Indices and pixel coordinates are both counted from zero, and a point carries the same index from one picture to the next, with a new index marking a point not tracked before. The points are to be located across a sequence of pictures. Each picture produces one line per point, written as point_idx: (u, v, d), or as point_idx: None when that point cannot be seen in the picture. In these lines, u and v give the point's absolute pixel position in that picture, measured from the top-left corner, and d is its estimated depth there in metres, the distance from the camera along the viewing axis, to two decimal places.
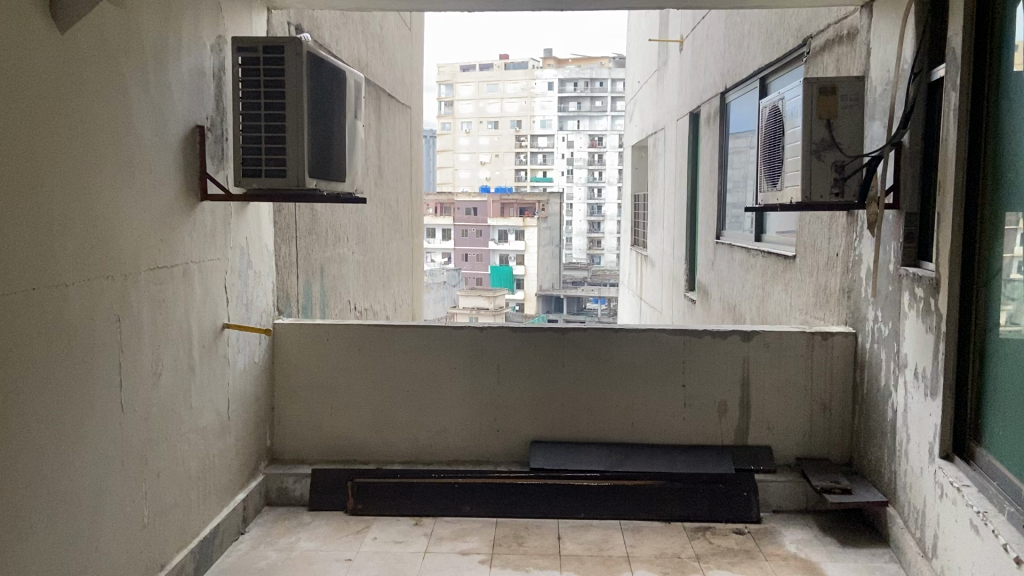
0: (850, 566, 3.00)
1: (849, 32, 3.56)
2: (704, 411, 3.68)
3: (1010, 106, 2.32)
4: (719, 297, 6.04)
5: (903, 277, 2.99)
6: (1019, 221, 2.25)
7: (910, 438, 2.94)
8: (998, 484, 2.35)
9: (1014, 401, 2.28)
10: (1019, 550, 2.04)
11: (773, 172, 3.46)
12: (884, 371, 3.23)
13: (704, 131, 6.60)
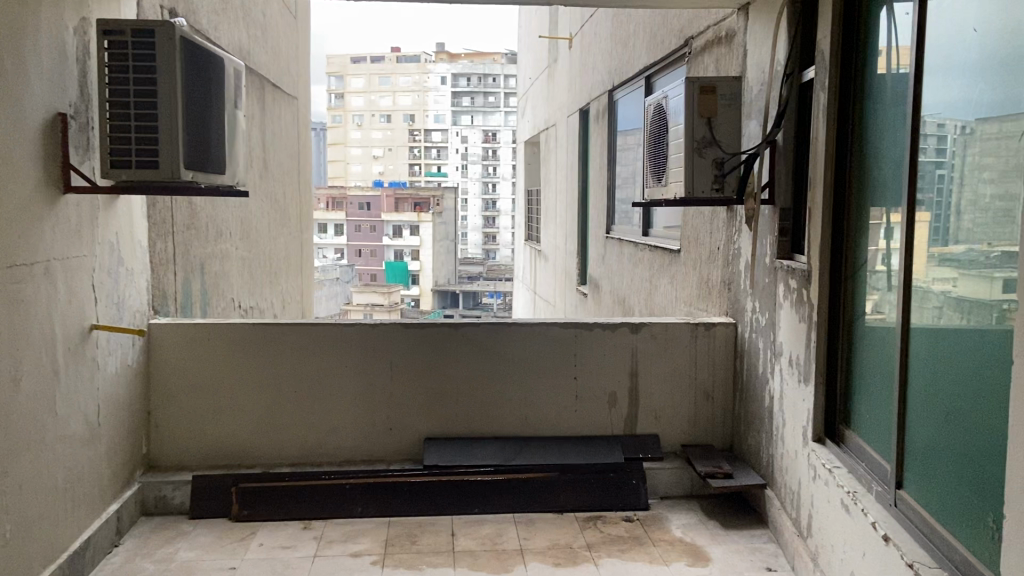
0: (732, 547, 3.13)
1: (726, 34, 3.71)
2: (595, 403, 3.75)
3: (873, 108, 2.47)
4: (609, 290, 6.19)
5: (778, 270, 3.13)
6: (882, 216, 2.39)
7: (786, 422, 3.08)
8: (865, 465, 2.49)
9: (877, 385, 2.43)
10: (887, 527, 2.17)
11: (657, 168, 3.56)
12: (761, 360, 3.39)
13: (593, 128, 6.73)
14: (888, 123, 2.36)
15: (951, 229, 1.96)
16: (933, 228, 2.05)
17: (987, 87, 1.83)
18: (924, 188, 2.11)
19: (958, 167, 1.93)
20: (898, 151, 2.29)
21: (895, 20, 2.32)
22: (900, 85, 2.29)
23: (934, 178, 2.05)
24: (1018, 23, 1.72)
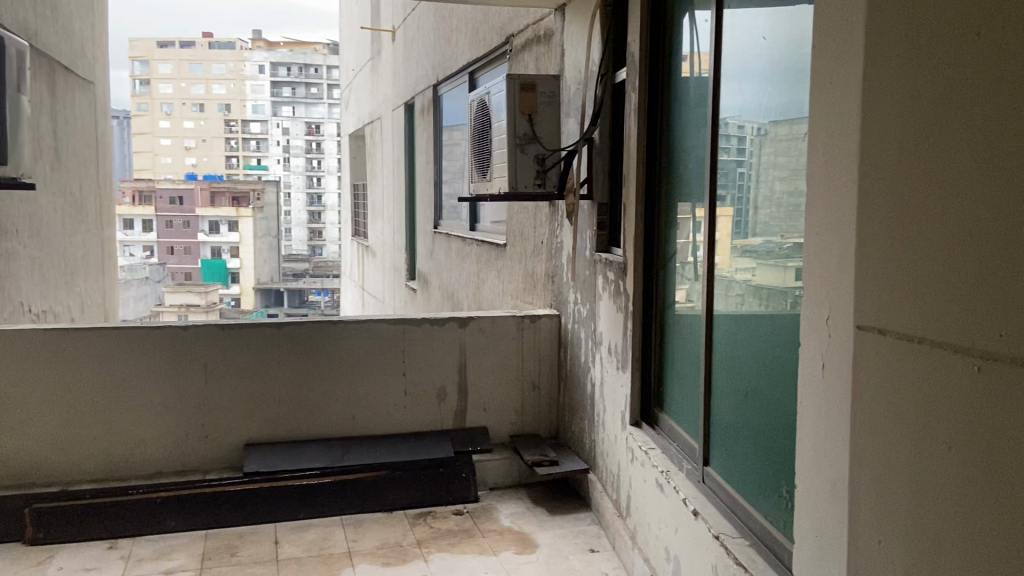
0: (558, 532, 3.23)
1: (545, 33, 3.82)
2: (424, 398, 3.74)
3: (679, 108, 2.62)
4: (438, 285, 6.20)
5: (597, 262, 3.27)
6: (689, 211, 2.55)
7: (606, 408, 3.23)
8: (677, 445, 2.65)
9: (687, 370, 2.60)
10: (696, 503, 2.31)
11: (482, 163, 3.60)
12: (583, 349, 3.52)
13: (418, 122, 6.71)
14: (692, 123, 2.52)
15: (751, 223, 2.12)
16: (735, 222, 2.21)
17: (775, 93, 1.99)
18: (726, 185, 2.27)
19: (755, 165, 2.09)
20: (700, 150, 2.45)
21: (696, 27, 2.47)
22: (702, 89, 2.45)
23: (735, 175, 2.21)
24: (800, 36, 1.89)
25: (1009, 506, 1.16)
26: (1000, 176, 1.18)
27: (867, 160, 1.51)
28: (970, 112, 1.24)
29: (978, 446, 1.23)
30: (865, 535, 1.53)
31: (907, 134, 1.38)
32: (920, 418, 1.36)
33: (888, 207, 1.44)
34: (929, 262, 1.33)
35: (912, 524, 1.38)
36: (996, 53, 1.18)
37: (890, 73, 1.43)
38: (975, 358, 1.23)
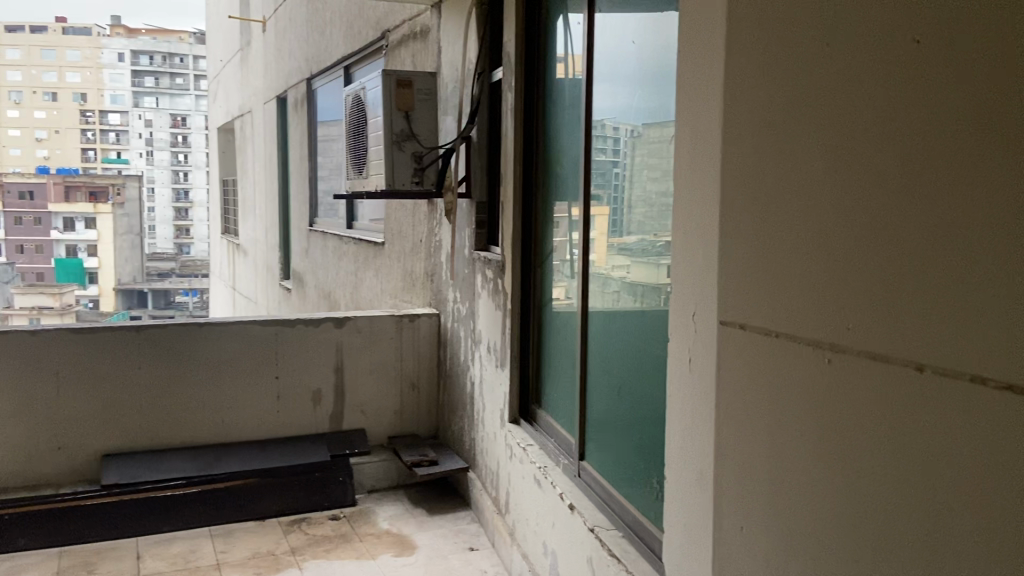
0: (437, 532, 3.22)
1: (421, 30, 3.80)
2: (298, 401, 3.65)
3: (554, 109, 2.66)
4: (314, 285, 6.06)
5: (476, 261, 3.28)
6: (565, 210, 2.59)
7: (485, 406, 3.24)
8: (554, 441, 2.70)
9: (563, 366, 2.64)
10: (572, 497, 2.34)
11: (357, 160, 3.54)
12: (462, 348, 3.52)
13: (291, 116, 6.51)
14: (567, 123, 2.56)
15: (625, 222, 2.17)
16: (611, 220, 2.26)
17: (644, 98, 2.06)
18: (601, 185, 2.32)
19: (629, 165, 2.15)
20: (575, 151, 2.49)
21: (569, 30, 2.52)
22: (575, 90, 2.49)
23: (612, 176, 2.25)
24: (665, 43, 1.97)
25: (855, 490, 1.24)
26: (844, 177, 1.25)
27: (729, 161, 1.57)
28: (819, 118, 1.31)
29: (828, 433, 1.30)
30: (729, 521, 1.60)
31: (766, 138, 1.45)
32: (778, 408, 1.43)
33: (748, 208, 1.52)
34: (785, 260, 1.40)
35: (772, 509, 1.46)
36: (842, 61, 1.25)
37: (747, 81, 1.51)
38: (825, 350, 1.31)
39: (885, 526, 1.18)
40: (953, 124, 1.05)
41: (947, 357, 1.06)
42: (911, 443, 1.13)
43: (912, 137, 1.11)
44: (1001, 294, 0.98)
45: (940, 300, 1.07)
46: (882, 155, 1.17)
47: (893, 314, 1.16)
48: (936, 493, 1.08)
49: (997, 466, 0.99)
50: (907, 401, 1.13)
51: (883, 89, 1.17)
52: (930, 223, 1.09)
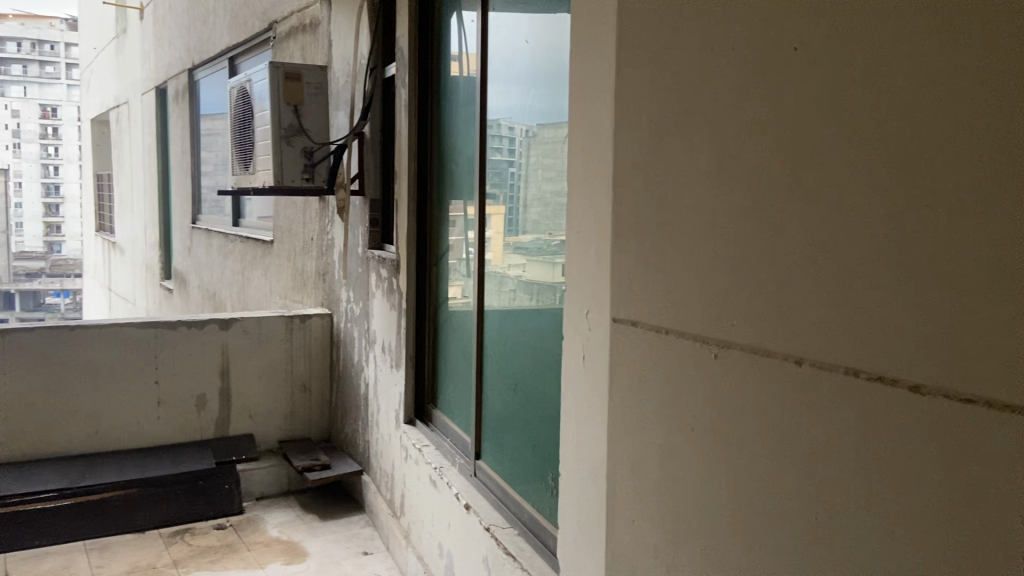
0: (329, 538, 3.14)
1: (310, 22, 3.70)
2: (180, 407, 3.49)
3: (449, 106, 2.64)
4: (197, 284, 5.82)
5: (370, 259, 3.22)
6: (461, 208, 2.57)
7: (380, 407, 3.19)
8: (450, 441, 2.68)
9: (459, 366, 2.62)
10: (467, 496, 2.33)
11: (243, 155, 3.42)
12: (356, 348, 3.45)
13: (171, 108, 6.23)
14: (462, 121, 2.55)
15: (520, 220, 2.18)
16: (507, 219, 2.26)
17: (538, 98, 2.07)
18: (497, 184, 2.32)
19: (524, 165, 2.16)
20: (470, 149, 2.48)
21: (464, 28, 2.50)
22: (469, 88, 2.48)
23: (507, 175, 2.25)
24: (558, 44, 1.98)
25: (740, 481, 1.29)
26: (731, 179, 1.29)
27: (622, 160, 1.60)
28: (705, 120, 1.35)
29: (715, 427, 1.34)
30: (622, 514, 1.63)
31: (656, 139, 1.48)
32: (669, 402, 1.47)
33: (639, 208, 1.55)
34: (675, 259, 1.44)
35: (664, 502, 1.49)
36: (727, 65, 1.29)
37: (636, 83, 1.54)
38: (712, 346, 1.35)
39: (770, 514, 1.22)
40: (828, 129, 1.09)
41: (823, 353, 1.11)
42: (789, 434, 1.18)
43: (791, 141, 1.16)
44: (868, 291, 1.04)
45: (816, 296, 1.12)
46: (762, 158, 1.22)
47: (774, 311, 1.20)
48: (812, 481, 1.14)
49: (866, 455, 1.04)
50: (786, 394, 1.18)
51: (764, 95, 1.21)
52: (808, 223, 1.13)
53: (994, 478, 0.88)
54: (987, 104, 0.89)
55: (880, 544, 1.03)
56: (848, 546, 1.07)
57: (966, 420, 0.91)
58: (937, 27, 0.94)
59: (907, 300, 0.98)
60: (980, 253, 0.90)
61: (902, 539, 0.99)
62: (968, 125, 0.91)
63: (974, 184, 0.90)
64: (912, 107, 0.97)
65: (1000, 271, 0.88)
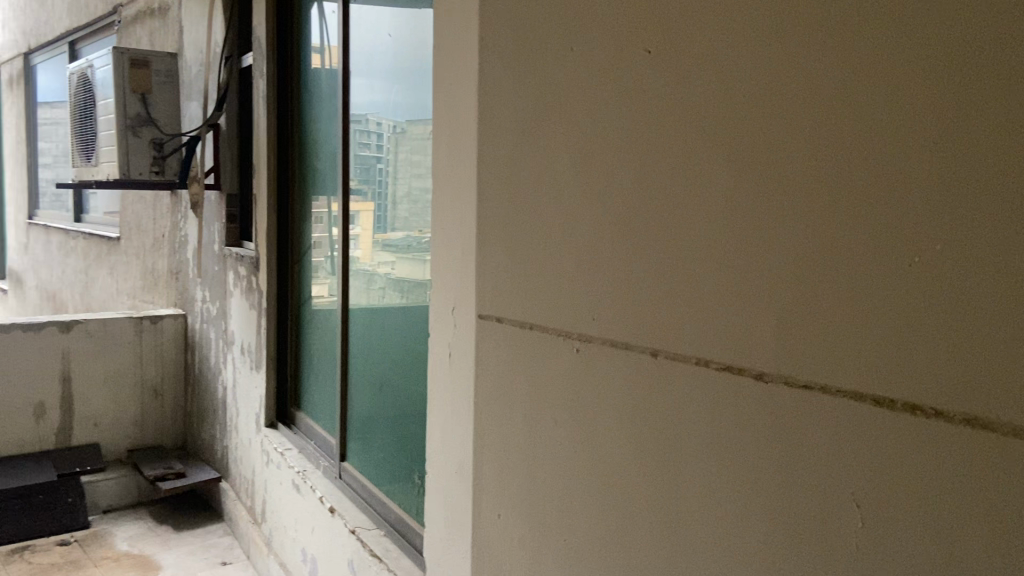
0: (185, 549, 2.99)
1: (159, 7, 3.51)
2: (16, 417, 3.22)
3: (310, 99, 2.58)
4: (34, 285, 5.39)
5: (227, 257, 3.08)
6: (324, 204, 2.51)
7: (239, 411, 3.06)
8: (314, 443, 2.60)
9: (324, 366, 2.55)
10: (332, 499, 2.27)
11: (84, 144, 3.19)
12: (212, 350, 3.31)
13: (4, 94, 5.74)
14: (324, 115, 2.49)
15: (389, 217, 2.14)
16: (377, 216, 2.21)
17: (402, 94, 2.06)
18: (366, 180, 2.26)
19: (392, 162, 2.11)
20: (333, 143, 2.43)
21: (324, 18, 2.44)
22: (331, 81, 2.43)
23: (375, 171, 2.21)
24: (421, 39, 1.97)
25: (602, 471, 1.32)
26: (590, 177, 1.32)
27: (487, 156, 1.61)
28: (567, 118, 1.37)
29: (578, 419, 1.38)
30: (489, 509, 1.64)
31: (520, 137, 1.50)
32: (534, 396, 1.49)
33: (504, 205, 1.56)
34: (540, 254, 1.46)
35: (530, 495, 1.51)
36: (586, 65, 1.33)
37: (499, 81, 1.56)
38: (574, 340, 1.38)
39: (630, 504, 1.27)
40: (683, 127, 1.14)
41: (677, 345, 1.16)
42: (646, 424, 1.22)
43: (647, 138, 1.20)
44: (718, 284, 1.09)
45: (671, 291, 1.17)
46: (621, 156, 1.25)
47: (631, 305, 1.24)
48: (668, 468, 1.18)
49: (717, 441, 1.10)
50: (644, 386, 1.22)
51: (621, 95, 1.25)
52: (662, 221, 1.18)
53: (827, 457, 0.94)
54: (816, 108, 0.95)
55: (731, 524, 1.08)
56: (704, 529, 1.13)
57: (803, 405, 0.97)
58: (774, 35, 1.00)
59: (753, 292, 1.04)
60: (811, 248, 0.96)
61: (750, 518, 1.05)
62: (801, 128, 0.97)
63: (805, 183, 0.96)
64: (754, 112, 1.03)
65: (827, 264, 0.94)
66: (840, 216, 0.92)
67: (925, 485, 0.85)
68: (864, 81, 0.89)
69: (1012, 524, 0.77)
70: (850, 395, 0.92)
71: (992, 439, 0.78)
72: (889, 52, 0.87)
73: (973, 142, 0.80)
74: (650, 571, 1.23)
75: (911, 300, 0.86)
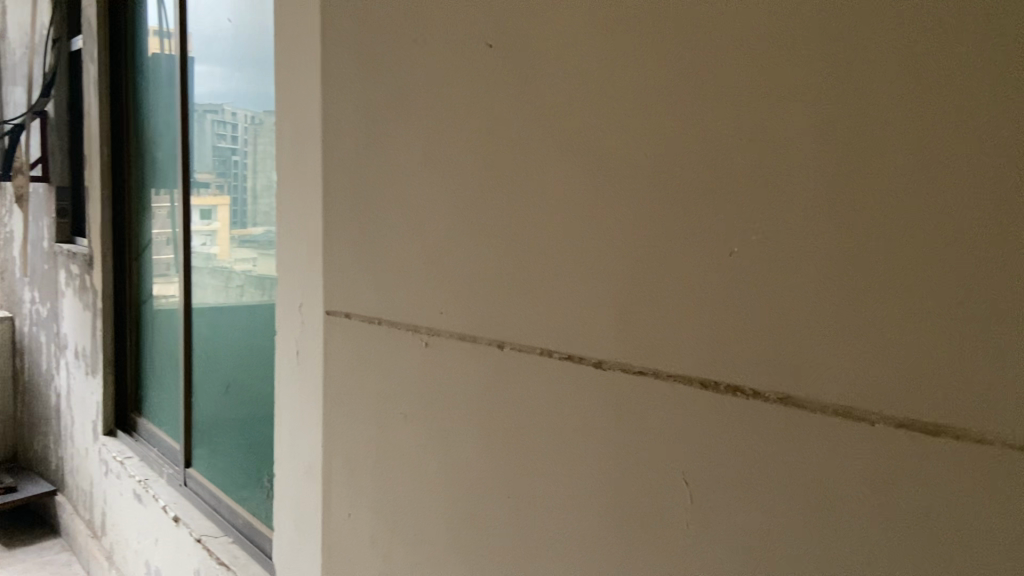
0: (18, 568, 2.79)
1: None
2: None
3: (146, 86, 2.45)
4: None
5: (60, 254, 2.92)
6: (164, 197, 2.39)
7: (74, 420, 2.89)
8: (157, 450, 2.48)
9: (165, 368, 2.43)
10: (176, 508, 2.16)
11: None
12: (44, 355, 3.12)
13: None
14: (162, 102, 2.37)
15: (250, 213, 2.01)
16: (231, 212, 2.09)
17: (244, 81, 1.99)
18: (221, 173, 2.13)
19: (252, 154, 1.98)
20: (171, 133, 2.31)
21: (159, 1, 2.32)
22: (169, 67, 2.32)
23: (231, 164, 2.08)
24: (259, 25, 1.91)
25: (452, 465, 1.32)
26: (437, 170, 1.31)
27: (331, 147, 1.56)
28: (411, 110, 1.36)
29: (429, 415, 1.36)
30: (339, 510, 1.60)
31: (366, 128, 1.47)
32: (384, 393, 1.47)
33: (350, 198, 1.52)
34: (385, 248, 1.43)
35: (381, 493, 1.48)
36: (428, 56, 1.31)
37: (343, 72, 1.52)
38: (423, 335, 1.36)
39: (479, 497, 1.27)
40: (524, 120, 1.14)
41: (522, 338, 1.16)
42: (494, 417, 1.22)
43: (491, 132, 1.20)
44: (558, 277, 1.10)
45: (514, 284, 1.17)
46: (465, 149, 1.25)
47: (473, 297, 1.24)
48: (516, 460, 1.19)
49: (562, 432, 1.10)
50: (492, 379, 1.22)
51: (463, 87, 1.24)
52: (510, 215, 1.17)
53: (653, 442, 0.96)
54: (642, 98, 0.95)
55: (574, 514, 1.10)
56: (548, 519, 1.14)
57: (634, 391, 0.98)
58: (605, 26, 1.01)
59: (588, 283, 1.05)
60: (638, 236, 0.97)
61: (588, 506, 1.07)
62: (628, 118, 0.98)
63: (632, 172, 0.97)
64: (587, 105, 1.04)
65: (654, 252, 0.94)
66: (662, 202, 0.93)
67: (741, 465, 0.86)
68: (682, 67, 0.90)
69: (815, 501, 0.79)
70: (676, 379, 0.92)
71: (800, 416, 0.80)
72: (705, 41, 0.88)
73: (778, 123, 0.80)
74: (500, 563, 1.23)
75: (728, 286, 0.86)
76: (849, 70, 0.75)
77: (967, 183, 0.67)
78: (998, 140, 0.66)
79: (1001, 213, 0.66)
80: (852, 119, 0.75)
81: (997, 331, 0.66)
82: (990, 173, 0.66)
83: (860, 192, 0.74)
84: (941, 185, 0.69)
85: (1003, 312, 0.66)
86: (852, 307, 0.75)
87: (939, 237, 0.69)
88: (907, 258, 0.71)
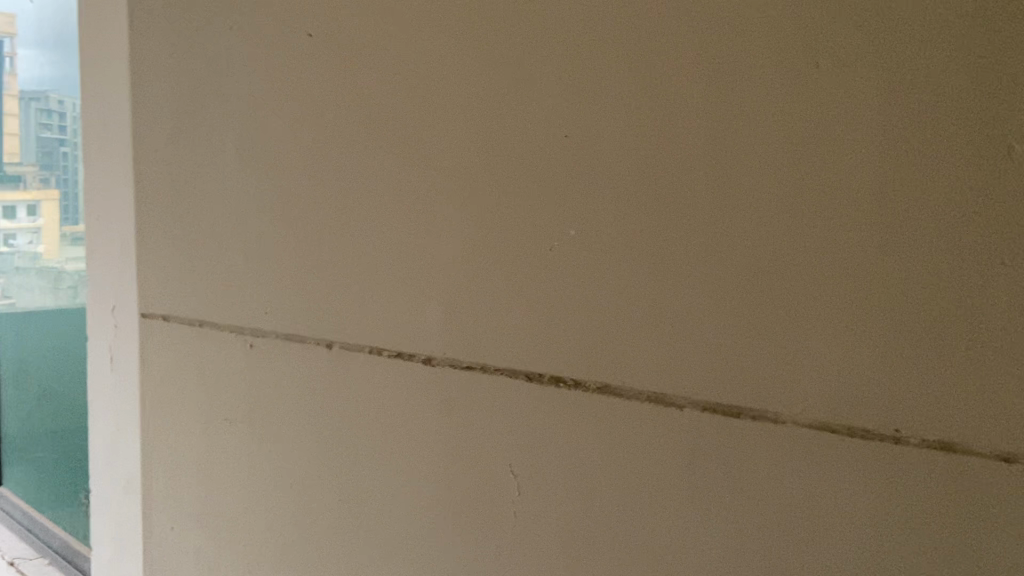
0: None
1: None
2: None
3: None
4: None
5: None
6: None
7: None
8: None
9: None
10: None
11: None
12: None
13: None
14: None
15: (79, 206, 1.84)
16: (64, 206, 1.90)
17: (62, 70, 1.88)
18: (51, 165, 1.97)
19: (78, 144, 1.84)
20: None
21: None
22: None
23: (59, 155, 1.94)
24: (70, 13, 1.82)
25: (278, 469, 1.28)
26: (255, 164, 1.25)
27: (144, 140, 1.47)
28: (227, 102, 1.29)
29: (253, 420, 1.31)
30: (161, 522, 1.52)
31: (179, 120, 1.39)
32: (206, 396, 1.40)
33: (164, 194, 1.44)
34: (203, 246, 1.36)
35: (206, 502, 1.41)
36: (243, 46, 1.25)
37: (156, 61, 1.43)
38: (247, 336, 1.30)
39: (304, 501, 1.24)
40: (343, 113, 1.11)
41: (348, 335, 1.13)
42: (321, 419, 1.19)
43: (309, 125, 1.16)
44: (376, 277, 1.08)
45: (337, 283, 1.14)
46: (284, 144, 1.20)
47: (292, 296, 1.21)
48: (343, 461, 1.17)
49: (388, 429, 1.10)
50: (319, 380, 1.19)
51: (280, 79, 1.20)
52: (331, 209, 1.13)
53: (483, 436, 0.99)
54: (468, 97, 0.97)
55: (402, 511, 1.09)
56: (376, 519, 1.13)
57: (469, 388, 0.99)
58: (423, 23, 1.01)
59: (412, 280, 1.04)
60: (463, 233, 0.98)
61: (417, 503, 1.07)
62: (451, 116, 0.98)
63: (458, 170, 0.98)
64: (408, 100, 1.02)
65: (479, 251, 0.97)
66: (490, 203, 0.95)
67: (567, 452, 0.91)
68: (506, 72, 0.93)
69: (634, 480, 0.86)
70: (506, 372, 0.95)
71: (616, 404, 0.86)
72: (528, 42, 0.91)
73: (592, 130, 0.87)
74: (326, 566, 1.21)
75: (548, 282, 0.91)
76: (659, 72, 0.81)
77: (760, 173, 0.76)
78: (785, 136, 0.74)
79: (787, 199, 0.75)
80: (658, 125, 0.82)
81: (785, 320, 0.75)
82: (777, 163, 0.75)
83: (670, 183, 0.81)
84: (740, 175, 0.77)
85: (791, 302, 0.75)
86: (661, 299, 0.83)
87: (740, 222, 0.77)
88: (713, 242, 0.79)
